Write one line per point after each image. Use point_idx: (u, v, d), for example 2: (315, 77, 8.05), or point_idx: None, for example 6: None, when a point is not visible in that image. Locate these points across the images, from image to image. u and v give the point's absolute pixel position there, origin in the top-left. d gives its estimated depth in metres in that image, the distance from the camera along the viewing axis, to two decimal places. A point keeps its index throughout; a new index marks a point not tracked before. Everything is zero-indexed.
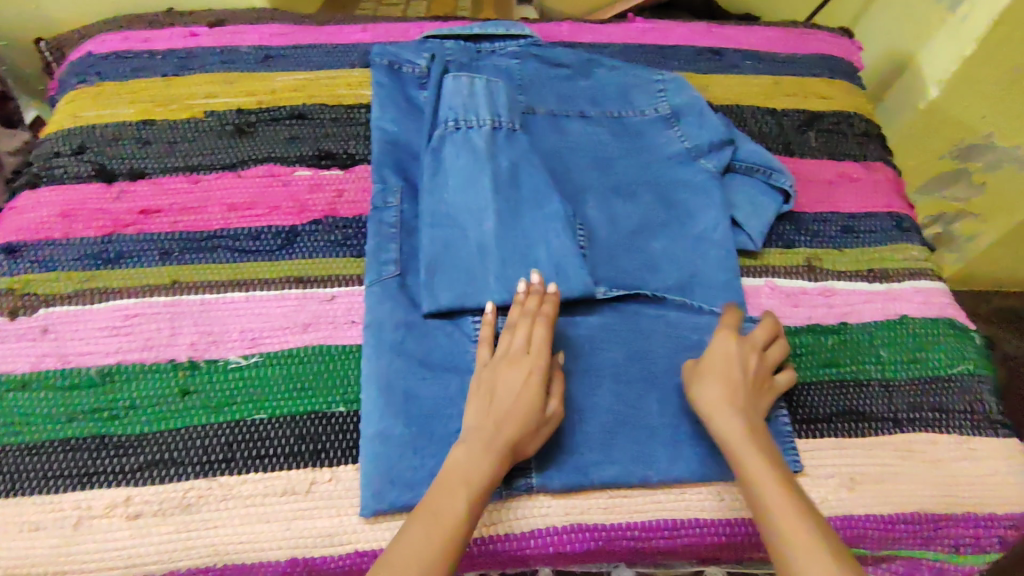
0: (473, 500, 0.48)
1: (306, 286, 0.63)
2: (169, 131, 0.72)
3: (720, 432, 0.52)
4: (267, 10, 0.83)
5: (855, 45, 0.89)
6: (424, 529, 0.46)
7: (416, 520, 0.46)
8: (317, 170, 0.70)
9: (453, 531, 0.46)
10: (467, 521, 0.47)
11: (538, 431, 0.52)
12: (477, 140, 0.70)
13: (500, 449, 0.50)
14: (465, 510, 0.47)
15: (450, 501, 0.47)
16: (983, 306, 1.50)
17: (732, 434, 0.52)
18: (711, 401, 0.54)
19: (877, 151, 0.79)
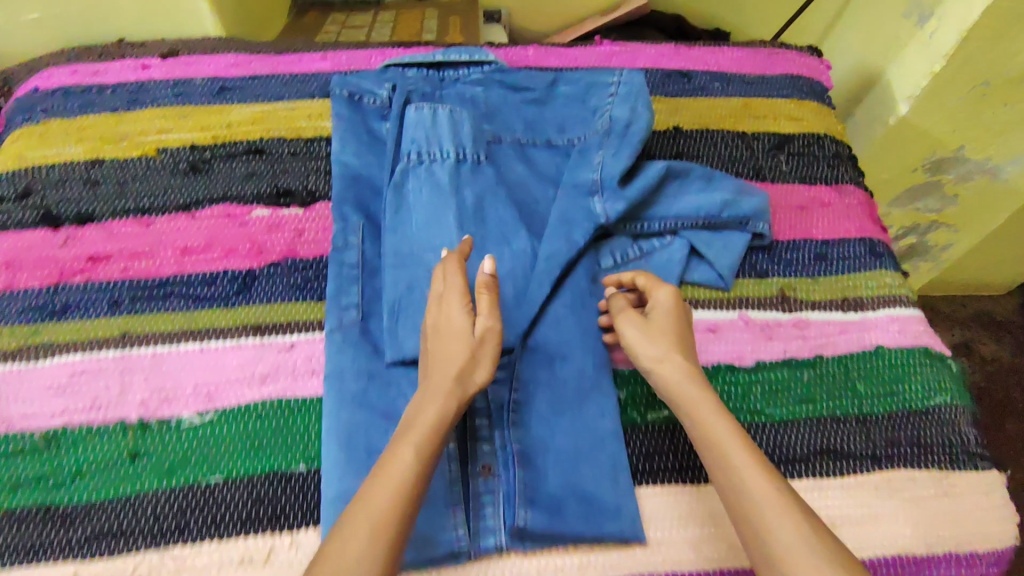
0: (420, 463, 0.47)
1: (265, 335, 0.60)
2: (118, 171, 0.68)
3: (690, 412, 0.52)
4: (222, 40, 0.80)
5: (824, 63, 0.88)
6: (380, 480, 0.46)
7: (367, 492, 0.45)
8: (275, 209, 0.67)
9: (400, 495, 0.45)
10: (416, 483, 0.46)
11: (480, 355, 0.53)
12: (441, 176, 0.68)
13: (443, 385, 0.51)
14: (409, 474, 0.46)
15: (398, 466, 0.46)
16: (960, 311, 1.51)
17: (705, 418, 0.51)
18: (674, 376, 0.54)
19: (849, 172, 0.78)
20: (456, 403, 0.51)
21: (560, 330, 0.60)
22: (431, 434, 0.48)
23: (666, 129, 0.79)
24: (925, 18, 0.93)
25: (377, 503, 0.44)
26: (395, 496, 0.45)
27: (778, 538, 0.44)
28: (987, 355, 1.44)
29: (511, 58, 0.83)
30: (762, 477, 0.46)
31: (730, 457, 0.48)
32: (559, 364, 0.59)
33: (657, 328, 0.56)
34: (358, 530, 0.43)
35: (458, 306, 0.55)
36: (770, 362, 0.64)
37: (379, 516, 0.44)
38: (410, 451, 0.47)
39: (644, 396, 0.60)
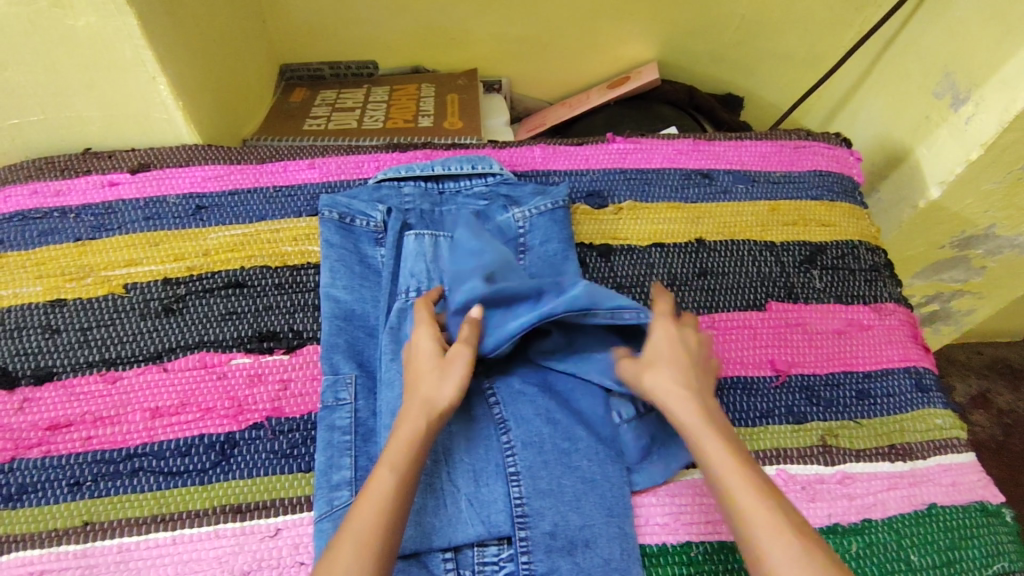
0: (400, 483, 0.47)
1: (245, 518, 0.53)
2: (82, 315, 0.61)
3: (679, 422, 0.50)
4: (199, 147, 0.72)
5: (853, 155, 0.82)
6: (369, 505, 0.46)
7: (352, 516, 0.46)
8: (257, 357, 0.61)
9: (382, 515, 0.45)
10: (400, 500, 0.47)
11: (447, 373, 0.52)
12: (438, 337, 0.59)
13: (412, 409, 0.51)
14: (391, 491, 0.47)
15: (376, 486, 0.47)
16: (975, 358, 1.36)
17: (694, 426, 0.49)
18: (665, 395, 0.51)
19: (887, 287, 0.72)
20: (429, 420, 0.50)
21: (581, 510, 0.53)
22: (410, 454, 0.48)
23: (688, 241, 0.72)
24: (959, 98, 0.84)
25: (361, 526, 0.45)
26: (377, 511, 0.45)
27: (767, 543, 0.43)
28: (1004, 406, 1.29)
29: (516, 160, 0.76)
30: (752, 488, 0.46)
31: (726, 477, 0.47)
32: (582, 553, 0.51)
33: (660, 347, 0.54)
34: (343, 548, 0.44)
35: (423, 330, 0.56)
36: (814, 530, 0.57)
37: (363, 539, 0.44)
38: (388, 475, 0.47)
39: None
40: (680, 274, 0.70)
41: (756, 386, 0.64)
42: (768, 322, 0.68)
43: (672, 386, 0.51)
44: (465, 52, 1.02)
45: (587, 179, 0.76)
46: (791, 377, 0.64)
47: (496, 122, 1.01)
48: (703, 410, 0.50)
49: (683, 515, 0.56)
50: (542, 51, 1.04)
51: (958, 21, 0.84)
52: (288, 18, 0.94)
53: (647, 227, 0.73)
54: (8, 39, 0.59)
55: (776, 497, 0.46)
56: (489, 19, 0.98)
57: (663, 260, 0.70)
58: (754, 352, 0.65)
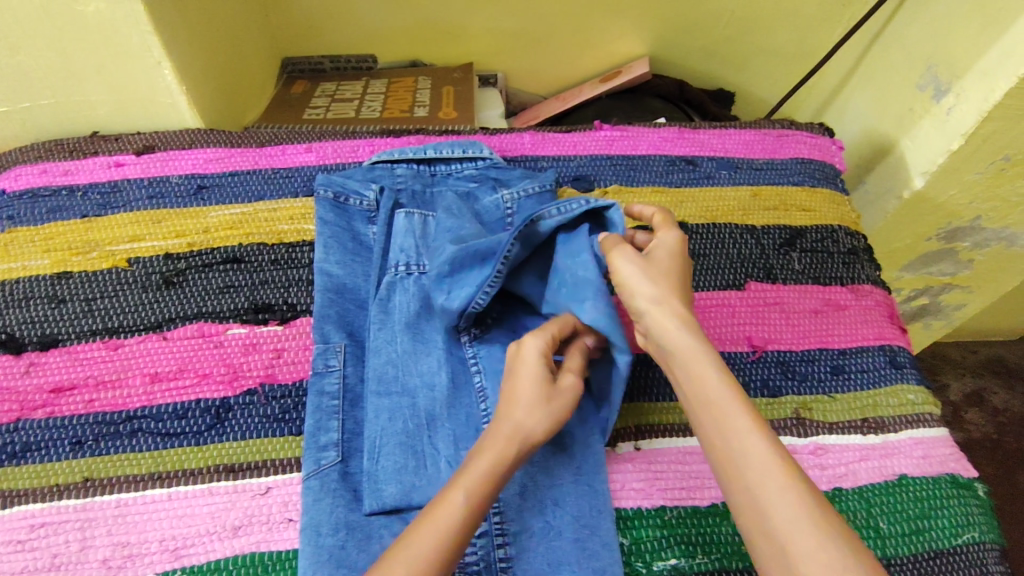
0: (468, 511, 0.46)
1: (238, 477, 0.56)
2: (87, 286, 0.64)
3: (690, 376, 0.49)
4: (202, 131, 0.75)
5: (835, 144, 0.84)
6: (430, 525, 0.45)
7: (412, 535, 0.45)
8: (253, 327, 0.63)
9: (441, 542, 0.45)
10: (466, 529, 0.46)
11: (542, 407, 0.50)
12: (414, 313, 0.62)
13: (503, 432, 0.49)
14: (459, 518, 0.45)
15: (444, 510, 0.46)
16: (969, 357, 1.35)
17: (700, 371, 0.48)
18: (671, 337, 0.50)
19: (865, 270, 0.74)
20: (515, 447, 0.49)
21: (549, 471, 0.56)
22: (487, 481, 0.47)
23: None
24: (942, 91, 0.84)
25: (421, 544, 0.44)
26: (439, 536, 0.45)
27: (773, 501, 0.42)
28: (998, 405, 1.28)
29: (506, 146, 0.79)
30: (765, 445, 0.44)
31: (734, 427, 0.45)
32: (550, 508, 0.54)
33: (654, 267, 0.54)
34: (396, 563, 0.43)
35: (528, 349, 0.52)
36: None
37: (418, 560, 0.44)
38: (460, 501, 0.46)
39: (650, 542, 0.55)
40: None
41: (733, 360, 0.66)
42: (747, 301, 0.70)
43: (684, 339, 0.50)
44: (461, 46, 1.05)
45: (575, 164, 0.78)
46: (767, 353, 0.67)
47: (490, 114, 1.04)
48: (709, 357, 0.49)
49: (659, 481, 0.58)
50: (537, 46, 1.07)
51: (941, 16, 0.85)
52: (290, 12, 0.97)
53: (631, 210, 0.75)
54: (21, 24, 0.63)
55: (789, 458, 0.44)
56: (485, 14, 1.01)
57: None
58: (732, 329, 0.68)
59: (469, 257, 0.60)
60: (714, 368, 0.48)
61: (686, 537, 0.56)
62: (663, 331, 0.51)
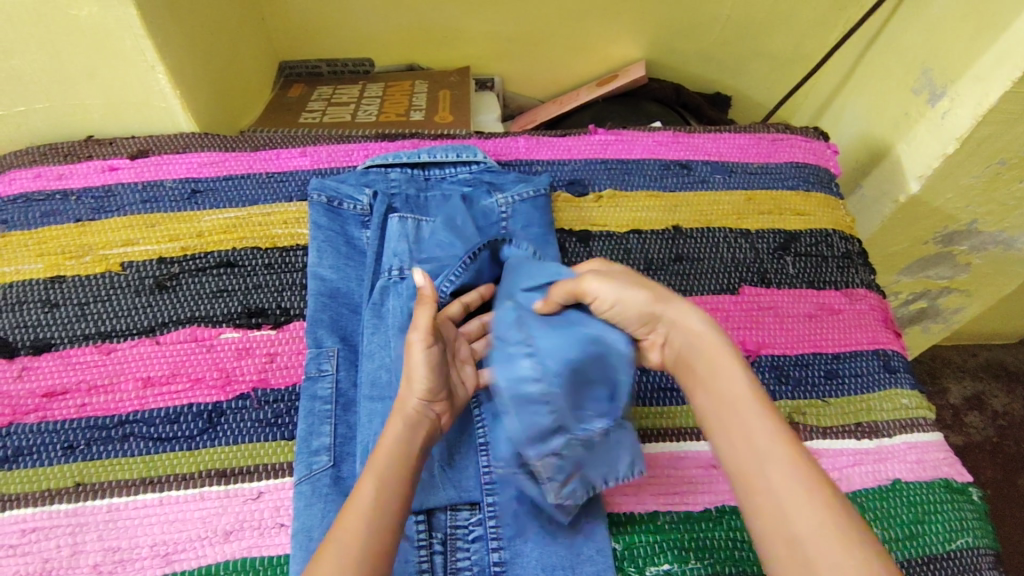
0: (382, 493, 0.47)
1: (230, 482, 0.55)
2: (80, 290, 0.64)
3: (710, 376, 0.50)
4: (196, 135, 0.75)
5: (830, 148, 0.84)
6: (356, 516, 0.45)
7: (340, 524, 0.45)
8: (246, 332, 0.63)
9: (362, 532, 0.45)
10: (385, 511, 0.46)
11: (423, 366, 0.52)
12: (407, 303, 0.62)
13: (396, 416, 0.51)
14: (372, 500, 0.46)
15: (362, 497, 0.46)
16: (970, 361, 1.35)
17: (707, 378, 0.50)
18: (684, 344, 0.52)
19: (859, 274, 0.74)
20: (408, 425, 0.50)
21: None
22: (394, 461, 0.48)
23: (665, 228, 0.74)
24: (937, 94, 0.84)
25: (350, 537, 0.44)
26: (363, 521, 0.45)
27: (783, 500, 0.43)
28: (998, 409, 1.28)
29: (500, 150, 0.79)
30: (782, 446, 0.45)
31: (738, 434, 0.47)
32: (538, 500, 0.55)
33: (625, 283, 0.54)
34: (330, 555, 0.43)
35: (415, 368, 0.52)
36: None
37: (347, 550, 0.44)
38: (372, 485, 0.47)
39: (643, 547, 0.55)
40: (656, 259, 0.72)
41: None
42: (741, 305, 0.70)
43: (693, 348, 0.51)
44: (458, 50, 1.05)
45: (569, 168, 0.78)
46: (761, 357, 0.66)
47: (486, 118, 1.04)
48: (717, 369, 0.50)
49: (652, 486, 0.58)
50: (533, 50, 1.06)
51: (936, 19, 0.84)
52: (285, 16, 0.97)
53: (626, 215, 0.75)
54: (15, 29, 0.63)
55: (809, 458, 0.45)
56: (481, 18, 1.01)
57: (640, 246, 0.73)
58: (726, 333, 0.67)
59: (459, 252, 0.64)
60: (739, 367, 0.49)
61: (679, 543, 0.55)
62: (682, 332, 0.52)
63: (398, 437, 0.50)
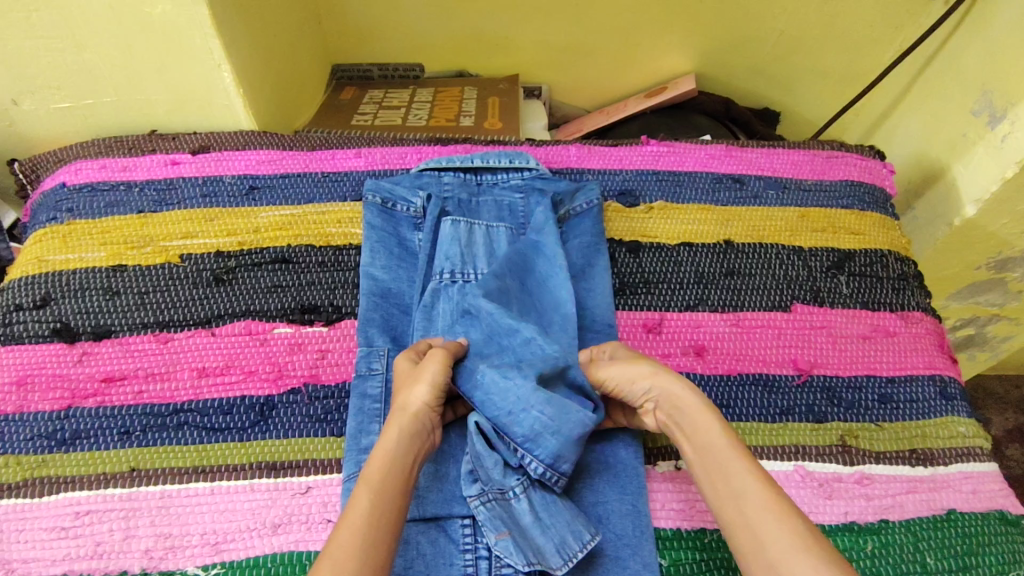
0: (379, 505, 0.46)
1: (280, 475, 0.56)
2: (140, 279, 0.66)
3: (695, 444, 0.51)
4: (255, 133, 0.77)
5: (886, 168, 0.83)
6: (351, 528, 0.44)
7: (332, 537, 0.44)
8: (298, 327, 0.64)
9: (359, 538, 0.44)
10: (381, 521, 0.45)
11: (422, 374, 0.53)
12: (479, 336, 0.60)
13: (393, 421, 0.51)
14: (369, 510, 0.46)
15: (357, 507, 0.46)
16: (1013, 392, 1.31)
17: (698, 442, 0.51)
18: (666, 410, 0.53)
19: (915, 297, 0.72)
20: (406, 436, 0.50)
21: (594, 488, 0.56)
22: (386, 472, 0.48)
23: (716, 242, 0.74)
24: (998, 116, 0.82)
25: (342, 545, 0.43)
26: (357, 529, 0.44)
27: (787, 559, 0.43)
28: None
29: (552, 158, 0.79)
30: (771, 503, 0.46)
31: (732, 492, 0.47)
32: (537, 493, 0.53)
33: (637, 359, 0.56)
34: (321, 565, 0.42)
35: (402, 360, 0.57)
36: (831, 526, 0.57)
37: (341, 557, 0.43)
38: (367, 495, 0.46)
39: (689, 564, 0.54)
40: (707, 272, 0.71)
41: (777, 383, 0.65)
42: (793, 323, 0.69)
43: (678, 409, 0.52)
44: (508, 58, 1.06)
45: (620, 178, 0.78)
46: (813, 377, 0.65)
47: (533, 127, 1.05)
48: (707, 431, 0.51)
49: (699, 503, 0.57)
50: (583, 61, 1.06)
51: (997, 41, 0.82)
52: (341, 18, 0.99)
53: (677, 227, 0.75)
54: (91, 26, 0.65)
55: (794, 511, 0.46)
56: (533, 26, 1.01)
57: (691, 259, 0.72)
58: (778, 351, 0.67)
59: (528, 297, 0.64)
60: (718, 431, 0.50)
61: (726, 562, 0.54)
62: (671, 402, 0.53)
63: (394, 447, 0.49)
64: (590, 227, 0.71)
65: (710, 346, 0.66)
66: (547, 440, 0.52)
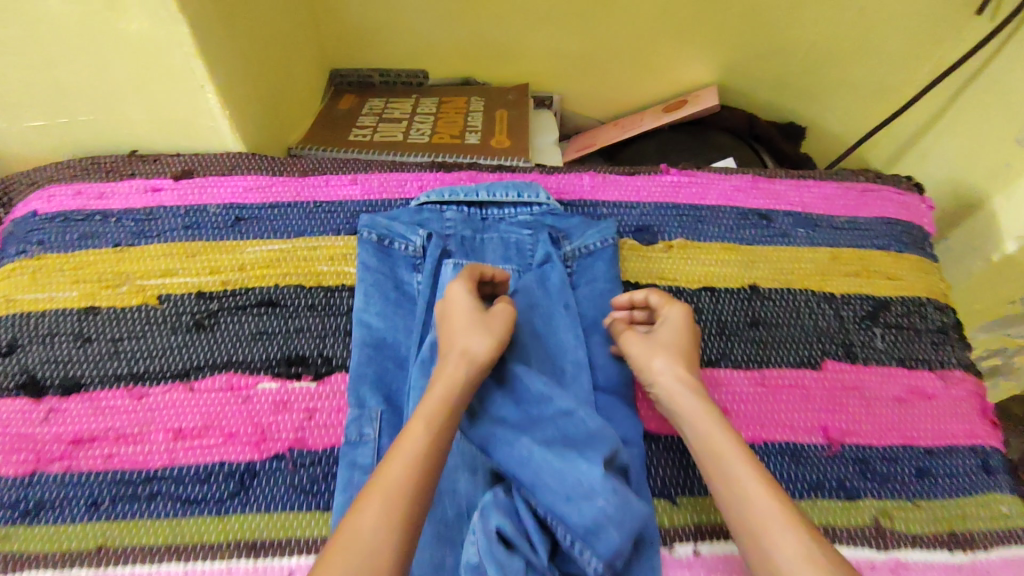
0: (433, 440, 0.46)
1: (259, 557, 0.50)
2: (114, 325, 0.61)
3: (696, 433, 0.50)
4: (243, 155, 0.71)
5: (924, 203, 0.76)
6: None
7: None
8: (284, 382, 0.59)
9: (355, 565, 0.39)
10: (433, 458, 0.45)
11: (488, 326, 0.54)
12: (499, 402, 0.54)
13: (450, 358, 0.52)
14: (425, 446, 0.46)
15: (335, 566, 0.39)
16: None
17: (699, 428, 0.50)
18: (670, 394, 0.53)
19: (955, 353, 0.67)
20: (463, 373, 0.51)
21: None
22: (378, 527, 0.41)
23: (740, 286, 0.68)
24: None
25: (393, 478, 0.44)
26: (409, 463, 0.45)
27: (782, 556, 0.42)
28: None
29: (563, 188, 0.73)
30: (767, 493, 0.45)
31: (730, 479, 0.47)
32: None
33: (658, 339, 0.56)
34: (372, 497, 0.43)
35: (455, 284, 0.58)
36: None
37: (393, 489, 0.43)
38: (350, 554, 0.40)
39: None
40: (730, 323, 0.66)
41: (807, 453, 0.59)
42: (823, 382, 0.63)
43: (682, 396, 0.53)
44: (518, 66, 0.99)
45: (637, 212, 0.72)
46: (844, 448, 0.60)
47: (543, 141, 0.98)
48: (711, 419, 0.50)
49: None
50: (599, 70, 0.99)
51: None
52: (340, 23, 0.92)
53: (698, 269, 0.69)
54: (59, 43, 0.59)
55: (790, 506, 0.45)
56: (547, 33, 0.94)
57: (713, 307, 0.67)
58: (806, 416, 0.61)
59: (545, 354, 0.59)
60: (719, 422, 0.50)
61: None
62: (676, 397, 0.53)
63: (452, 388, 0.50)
64: (604, 272, 0.65)
65: (733, 408, 0.61)
66: (611, 534, 0.46)
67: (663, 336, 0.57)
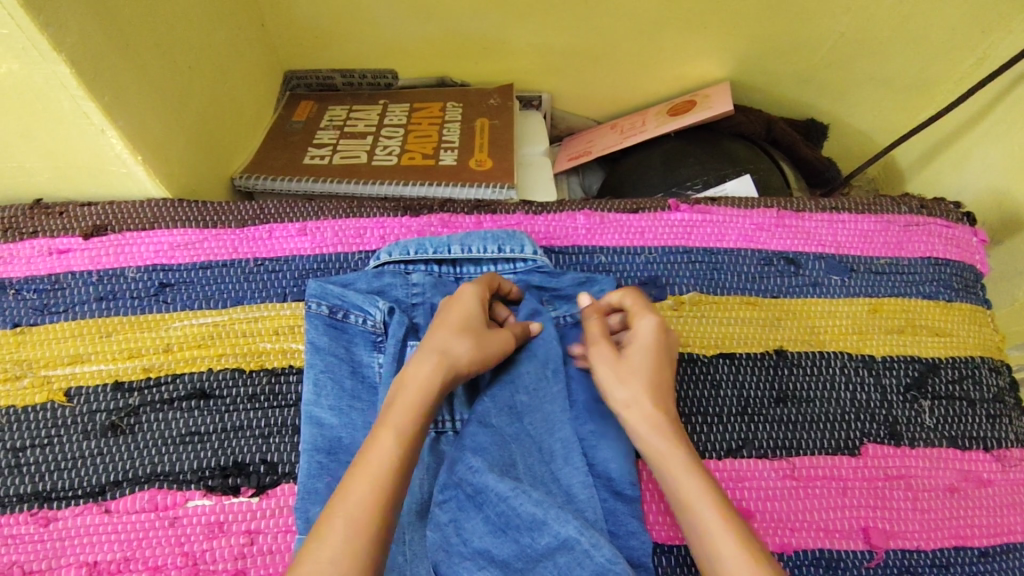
0: (404, 445, 0.41)
1: None
2: (15, 430, 0.51)
3: (664, 477, 0.43)
4: (167, 204, 0.58)
5: (975, 236, 0.64)
6: None
7: None
8: (219, 498, 0.49)
9: None
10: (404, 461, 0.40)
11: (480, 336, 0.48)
12: (486, 531, 0.44)
13: (431, 359, 0.45)
14: (394, 457, 0.40)
15: None
16: None
17: (668, 471, 0.43)
18: (637, 431, 0.45)
19: (1013, 425, 0.57)
20: (446, 374, 0.45)
21: None
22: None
23: (765, 351, 0.57)
24: None
25: (354, 493, 0.38)
26: (374, 480, 0.39)
27: None
28: None
29: (553, 233, 0.62)
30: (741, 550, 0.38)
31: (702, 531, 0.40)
32: None
33: (629, 359, 0.47)
34: (332, 517, 0.37)
35: (466, 287, 0.51)
36: None
37: (360, 504, 0.38)
38: None
39: None
40: (753, 399, 0.55)
41: (844, 564, 0.50)
42: (862, 471, 0.54)
43: (649, 434, 0.45)
44: (500, 64, 0.86)
45: (642, 260, 0.61)
46: (889, 554, 0.51)
47: (532, 152, 0.85)
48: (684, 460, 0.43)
49: None
50: (593, 67, 0.86)
51: None
52: (289, 21, 0.79)
53: (715, 330, 0.58)
54: None
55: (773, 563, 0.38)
56: (532, 28, 0.81)
57: (731, 379, 0.56)
58: (843, 516, 0.52)
59: (530, 447, 0.49)
60: (688, 467, 0.43)
61: None
62: (640, 435, 0.45)
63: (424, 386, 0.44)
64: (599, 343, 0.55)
65: (758, 511, 0.51)
66: None
67: (623, 358, 0.47)
